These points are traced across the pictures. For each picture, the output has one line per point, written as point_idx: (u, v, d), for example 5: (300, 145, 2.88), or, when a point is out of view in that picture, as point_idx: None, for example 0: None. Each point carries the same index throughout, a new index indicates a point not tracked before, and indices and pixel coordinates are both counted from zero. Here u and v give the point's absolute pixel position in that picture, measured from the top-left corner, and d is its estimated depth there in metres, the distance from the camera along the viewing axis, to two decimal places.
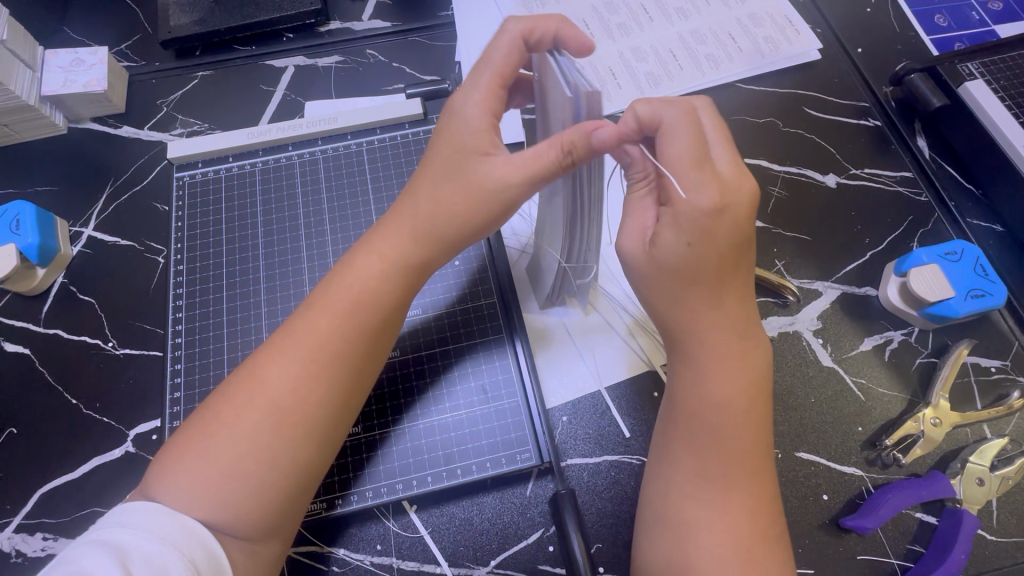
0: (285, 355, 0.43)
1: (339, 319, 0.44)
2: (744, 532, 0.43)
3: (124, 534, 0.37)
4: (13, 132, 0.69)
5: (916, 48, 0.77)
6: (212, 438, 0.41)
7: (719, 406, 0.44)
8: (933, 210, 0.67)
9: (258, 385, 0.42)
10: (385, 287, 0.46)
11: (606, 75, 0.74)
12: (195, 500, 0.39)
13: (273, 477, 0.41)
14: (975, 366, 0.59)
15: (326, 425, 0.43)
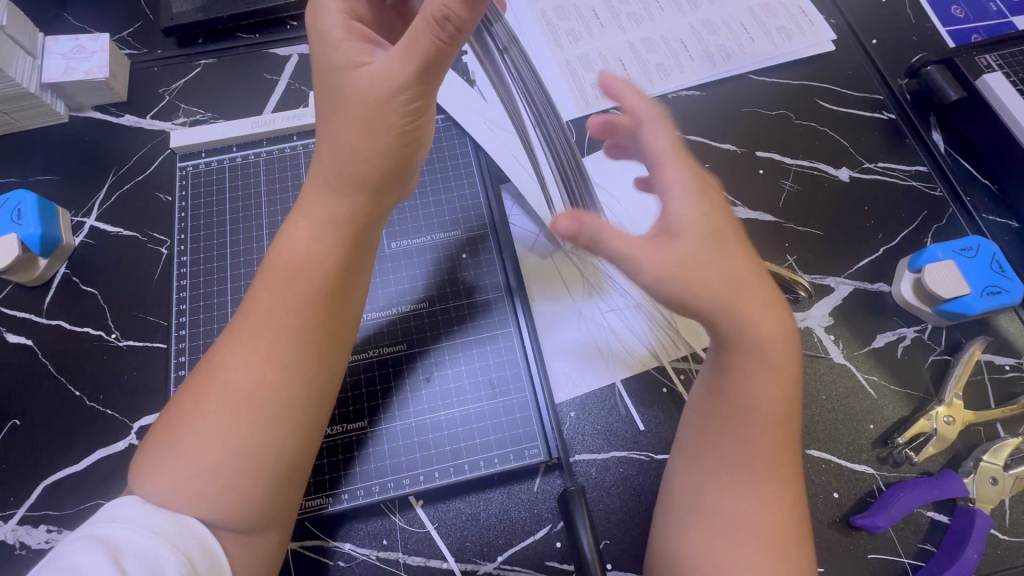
0: (236, 340, 0.42)
1: (284, 290, 0.42)
2: (780, 524, 0.44)
3: (119, 532, 0.37)
4: (13, 120, 0.68)
5: (931, 40, 0.75)
6: (183, 428, 0.40)
7: (765, 400, 0.45)
8: (948, 205, 0.66)
9: (215, 375, 0.41)
10: (331, 253, 0.43)
11: (616, 65, 0.73)
12: (179, 493, 0.38)
13: (250, 465, 0.40)
14: (988, 364, 0.58)
15: (292, 406, 0.41)
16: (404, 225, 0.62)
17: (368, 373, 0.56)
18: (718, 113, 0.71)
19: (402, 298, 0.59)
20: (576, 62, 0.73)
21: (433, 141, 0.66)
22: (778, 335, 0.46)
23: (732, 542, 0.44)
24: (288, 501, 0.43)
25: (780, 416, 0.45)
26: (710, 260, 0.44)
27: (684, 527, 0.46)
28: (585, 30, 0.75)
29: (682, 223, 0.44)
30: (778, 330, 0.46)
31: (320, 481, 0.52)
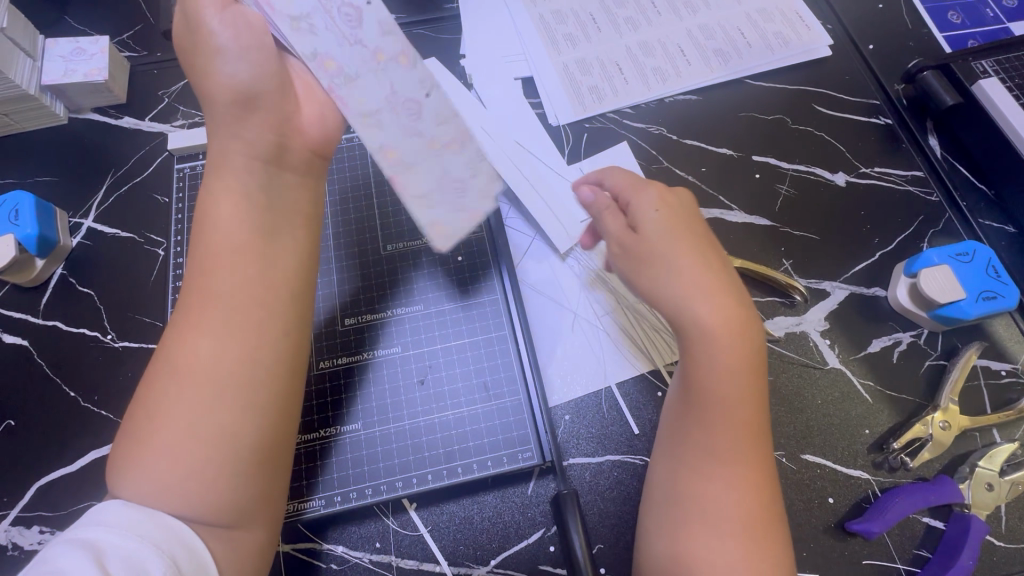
0: (195, 322, 0.42)
1: (216, 260, 0.43)
2: (751, 505, 0.44)
3: (101, 534, 0.36)
4: (13, 122, 0.68)
5: (929, 46, 0.75)
6: (157, 421, 0.40)
7: (723, 381, 0.46)
8: (944, 210, 0.66)
9: (180, 359, 0.41)
10: (248, 225, 0.44)
11: (612, 69, 0.73)
12: (159, 489, 0.38)
13: (223, 456, 0.40)
14: (984, 369, 0.58)
15: (257, 387, 0.42)
16: (400, 229, 0.63)
17: (362, 375, 0.56)
18: (715, 117, 0.71)
19: (395, 299, 0.59)
20: (573, 67, 0.74)
21: None
22: (723, 317, 0.46)
23: (710, 530, 0.44)
24: (268, 497, 0.43)
25: (739, 401, 0.45)
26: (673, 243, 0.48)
27: (663, 515, 0.47)
28: (583, 34, 0.75)
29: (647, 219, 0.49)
30: (722, 312, 0.46)
31: (311, 484, 0.52)
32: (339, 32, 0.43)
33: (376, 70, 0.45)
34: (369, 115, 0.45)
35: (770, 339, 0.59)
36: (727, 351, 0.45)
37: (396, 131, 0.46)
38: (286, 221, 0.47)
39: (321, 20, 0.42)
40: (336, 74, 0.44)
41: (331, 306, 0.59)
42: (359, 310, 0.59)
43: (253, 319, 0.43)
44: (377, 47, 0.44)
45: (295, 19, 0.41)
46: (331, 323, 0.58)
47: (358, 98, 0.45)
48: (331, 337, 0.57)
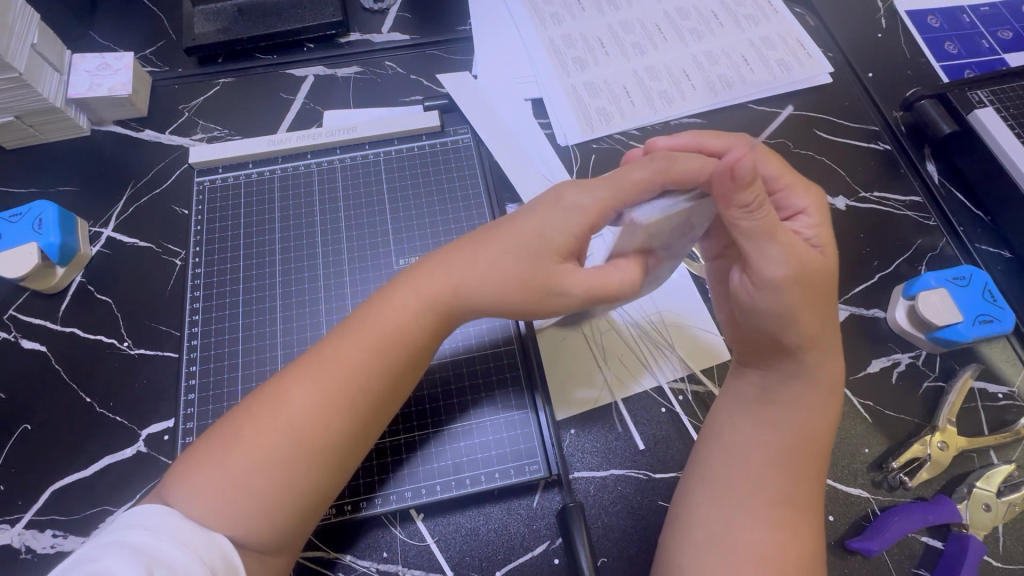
0: (311, 379, 0.45)
1: (367, 345, 0.46)
2: (786, 548, 0.45)
3: (143, 536, 0.38)
4: (37, 133, 0.70)
5: (926, 74, 0.78)
6: (232, 448, 0.43)
7: (794, 436, 0.48)
8: (942, 235, 0.68)
9: (283, 405, 0.44)
10: (411, 321, 0.47)
11: (620, 93, 0.76)
12: (215, 508, 0.41)
13: (290, 503, 0.43)
14: (982, 392, 0.59)
15: (343, 457, 0.45)
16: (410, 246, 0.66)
17: None
18: None
19: None
20: (582, 89, 0.76)
21: (445, 162, 0.70)
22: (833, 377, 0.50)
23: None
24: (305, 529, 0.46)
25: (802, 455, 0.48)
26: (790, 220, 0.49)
27: (701, 559, 0.46)
28: (591, 58, 0.78)
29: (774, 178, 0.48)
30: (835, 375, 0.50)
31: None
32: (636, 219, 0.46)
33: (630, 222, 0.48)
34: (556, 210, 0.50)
35: None
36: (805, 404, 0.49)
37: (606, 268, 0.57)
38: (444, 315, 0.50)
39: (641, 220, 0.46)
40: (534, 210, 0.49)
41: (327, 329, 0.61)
42: None
43: (374, 410, 0.46)
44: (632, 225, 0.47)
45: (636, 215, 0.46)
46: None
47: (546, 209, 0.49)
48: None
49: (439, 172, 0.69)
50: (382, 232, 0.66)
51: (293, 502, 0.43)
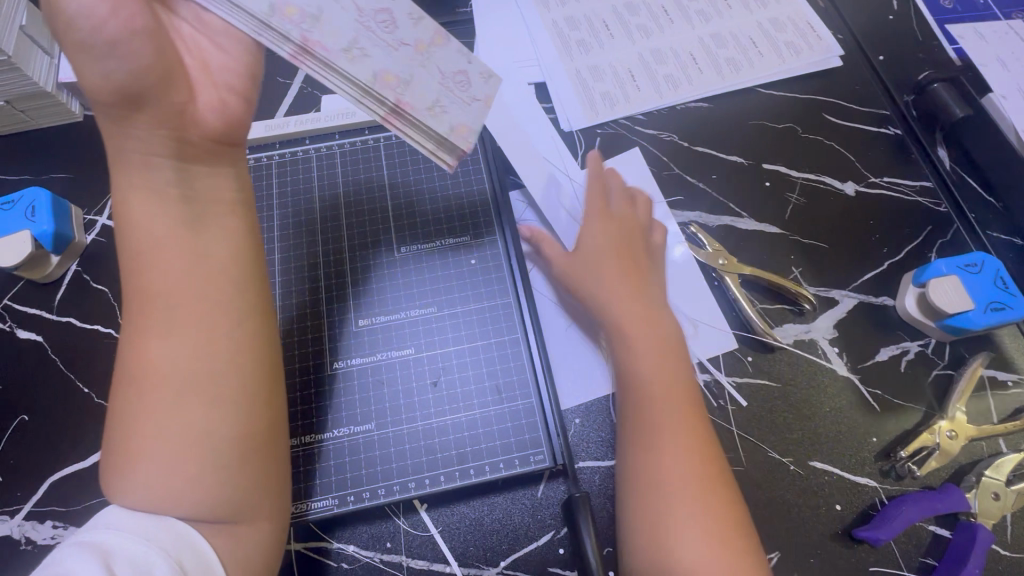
0: (151, 330, 0.43)
1: (181, 263, 0.44)
2: (704, 491, 0.49)
3: (109, 536, 0.40)
4: (28, 118, 0.69)
5: (939, 57, 0.76)
6: (137, 434, 0.42)
7: (653, 369, 0.54)
8: (954, 221, 0.66)
9: (143, 363, 0.43)
10: (167, 227, 0.44)
11: (625, 76, 0.74)
12: (159, 488, 0.41)
13: (199, 449, 0.42)
14: (991, 380, 0.59)
15: (213, 381, 0.43)
16: (411, 233, 0.63)
17: (311, 370, 0.55)
18: (726, 125, 0.72)
19: (322, 294, 0.59)
20: (586, 72, 0.74)
21: None
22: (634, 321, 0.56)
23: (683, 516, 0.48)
24: (262, 491, 0.46)
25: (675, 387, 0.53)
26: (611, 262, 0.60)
27: (632, 498, 0.50)
28: (595, 40, 0.77)
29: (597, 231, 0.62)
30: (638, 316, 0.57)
31: (310, 486, 0.52)
32: (383, 42, 0.47)
33: (421, 62, 0.48)
34: (433, 106, 0.48)
35: (778, 347, 0.60)
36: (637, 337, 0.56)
37: (461, 111, 0.49)
38: (212, 209, 0.46)
39: (367, 41, 0.46)
40: (396, 86, 0.47)
41: (326, 307, 0.58)
42: (371, 311, 0.58)
43: (234, 331, 0.45)
44: (415, 40, 0.47)
45: (348, 50, 0.46)
46: (329, 327, 0.57)
47: (420, 95, 0.48)
48: (314, 342, 0.57)
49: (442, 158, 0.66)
50: (383, 215, 0.63)
51: (209, 453, 0.42)
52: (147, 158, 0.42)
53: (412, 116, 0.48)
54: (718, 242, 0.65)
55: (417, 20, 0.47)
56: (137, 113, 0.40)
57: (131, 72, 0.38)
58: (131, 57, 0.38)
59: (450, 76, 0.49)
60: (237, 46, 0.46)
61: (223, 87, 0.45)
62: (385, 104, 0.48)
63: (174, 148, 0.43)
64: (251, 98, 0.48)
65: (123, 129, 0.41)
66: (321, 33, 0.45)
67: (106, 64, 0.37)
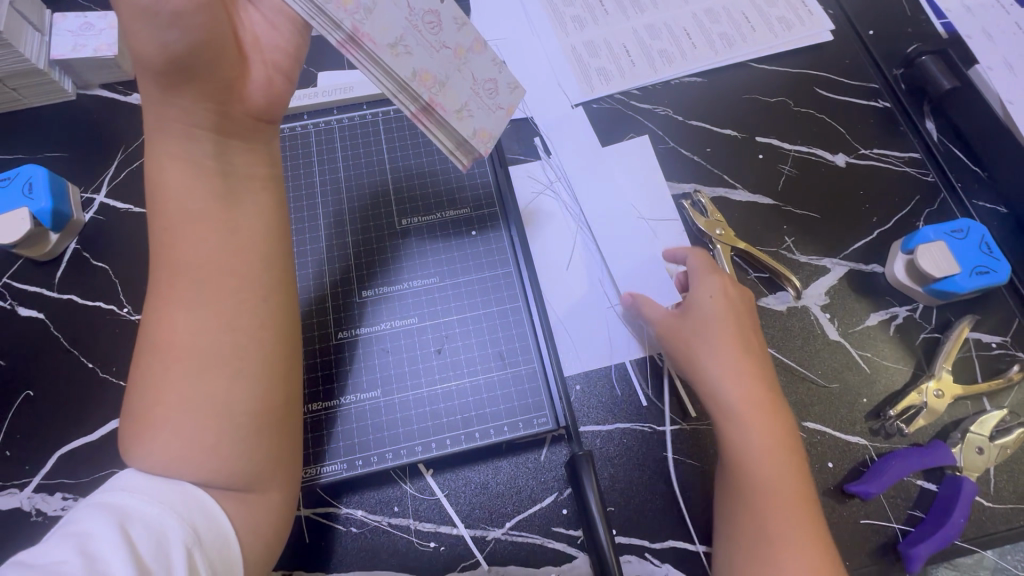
0: (176, 298, 0.44)
1: (207, 235, 0.45)
2: None
3: (124, 498, 0.40)
4: (20, 97, 0.68)
5: (927, 31, 0.77)
6: (157, 400, 0.43)
7: (764, 462, 0.50)
8: (940, 192, 0.68)
9: (166, 329, 0.44)
10: (197, 198, 0.45)
11: (620, 52, 0.75)
12: (174, 451, 0.42)
13: (215, 418, 0.43)
14: (976, 342, 0.61)
15: (230, 350, 0.44)
16: (414, 211, 0.63)
17: (322, 341, 0.56)
18: (721, 99, 0.73)
19: (332, 268, 0.60)
20: (581, 49, 0.75)
21: None
22: (745, 411, 0.52)
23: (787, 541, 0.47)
24: (277, 458, 0.47)
25: (766, 407, 0.52)
26: (722, 339, 0.54)
27: None
28: (590, 17, 0.77)
29: (701, 304, 0.56)
30: (753, 404, 0.52)
31: (317, 451, 0.53)
32: (428, 43, 0.47)
33: (458, 66, 0.49)
34: (462, 110, 0.50)
35: (773, 315, 0.61)
36: (730, 354, 0.54)
37: (485, 117, 0.51)
38: (243, 183, 0.48)
39: (413, 40, 0.47)
40: (433, 85, 0.48)
41: (330, 280, 0.59)
42: (375, 282, 0.59)
43: (256, 306, 0.46)
44: (456, 42, 0.48)
45: (393, 46, 0.46)
46: (335, 299, 0.58)
47: (453, 98, 0.49)
48: (320, 313, 0.57)
49: None
50: (384, 193, 0.64)
51: (228, 428, 0.43)
52: (189, 129, 0.45)
53: (445, 123, 0.50)
54: (718, 213, 0.66)
55: (461, 24, 0.48)
56: (190, 85, 0.43)
57: (189, 44, 0.41)
58: (187, 28, 0.41)
59: (481, 83, 0.50)
60: (289, 26, 0.49)
61: (270, 64, 0.49)
62: (418, 102, 0.49)
63: (217, 122, 0.46)
64: (294, 77, 0.51)
65: (170, 101, 0.44)
66: (371, 25, 0.45)
67: (163, 34, 0.40)
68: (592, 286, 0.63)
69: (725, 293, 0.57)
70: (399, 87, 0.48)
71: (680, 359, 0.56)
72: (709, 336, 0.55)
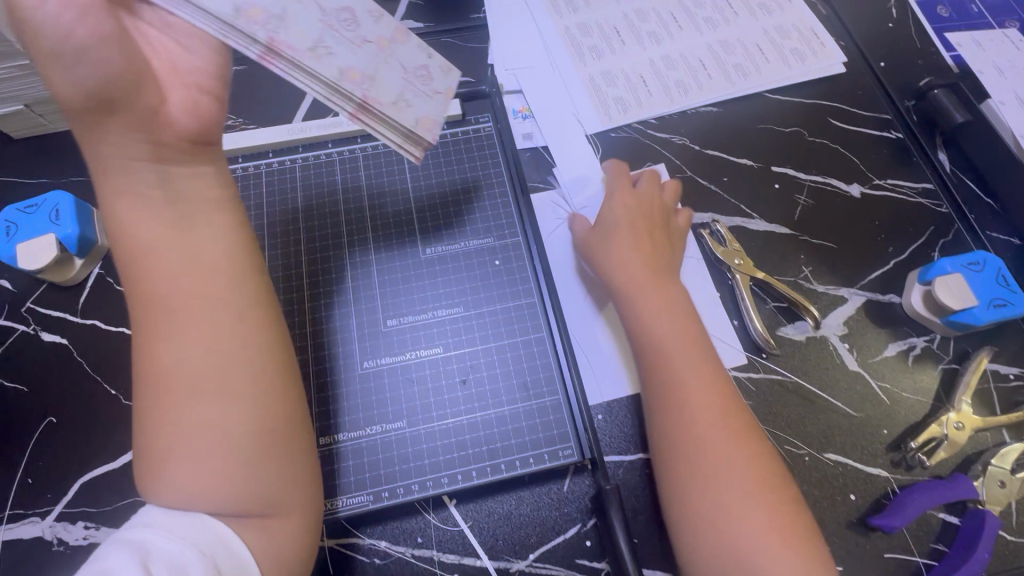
0: (199, 333, 0.44)
1: (177, 270, 0.44)
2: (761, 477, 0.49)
3: (149, 534, 0.40)
4: (46, 122, 0.69)
5: (937, 64, 0.79)
6: (176, 435, 0.42)
7: (675, 342, 0.55)
8: (954, 222, 0.69)
9: (182, 363, 0.43)
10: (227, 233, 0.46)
11: (637, 82, 0.76)
12: (196, 486, 0.41)
13: (249, 452, 0.43)
14: (994, 373, 0.61)
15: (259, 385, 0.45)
16: (402, 236, 0.63)
17: (349, 372, 0.57)
18: (737, 128, 0.74)
19: (360, 297, 0.60)
20: (598, 78, 0.76)
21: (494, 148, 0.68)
22: (656, 289, 0.58)
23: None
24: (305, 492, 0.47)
25: (685, 327, 0.56)
26: (628, 234, 0.62)
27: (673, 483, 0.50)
28: (607, 47, 0.79)
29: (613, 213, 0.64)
30: (663, 286, 0.58)
31: (341, 482, 0.53)
32: (348, 41, 0.50)
33: (383, 58, 0.52)
34: (398, 100, 0.52)
35: (792, 345, 0.62)
36: (626, 248, 0.61)
37: (423, 105, 0.53)
38: (200, 211, 0.46)
39: (331, 40, 0.49)
40: (362, 82, 0.50)
41: (357, 310, 0.59)
42: (400, 311, 0.59)
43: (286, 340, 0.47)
44: (375, 37, 0.52)
45: (313, 49, 0.48)
46: (302, 328, 0.58)
47: (385, 90, 0.52)
48: (347, 342, 0.58)
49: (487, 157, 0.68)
50: (362, 217, 0.64)
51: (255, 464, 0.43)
52: (129, 161, 0.43)
53: (382, 116, 0.51)
54: (737, 242, 0.67)
55: (377, 18, 0.52)
56: (109, 118, 0.41)
57: (103, 77, 0.39)
58: (98, 63, 0.38)
59: (412, 71, 0.53)
60: (204, 48, 0.47)
61: (193, 87, 0.46)
62: (352, 102, 0.51)
63: (152, 152, 0.43)
64: (223, 97, 0.48)
65: (107, 135, 0.41)
66: (285, 33, 0.47)
67: (75, 70, 0.38)
68: (609, 313, 0.63)
69: (626, 197, 0.65)
70: (327, 93, 0.50)
71: (594, 257, 0.63)
72: (618, 233, 0.62)
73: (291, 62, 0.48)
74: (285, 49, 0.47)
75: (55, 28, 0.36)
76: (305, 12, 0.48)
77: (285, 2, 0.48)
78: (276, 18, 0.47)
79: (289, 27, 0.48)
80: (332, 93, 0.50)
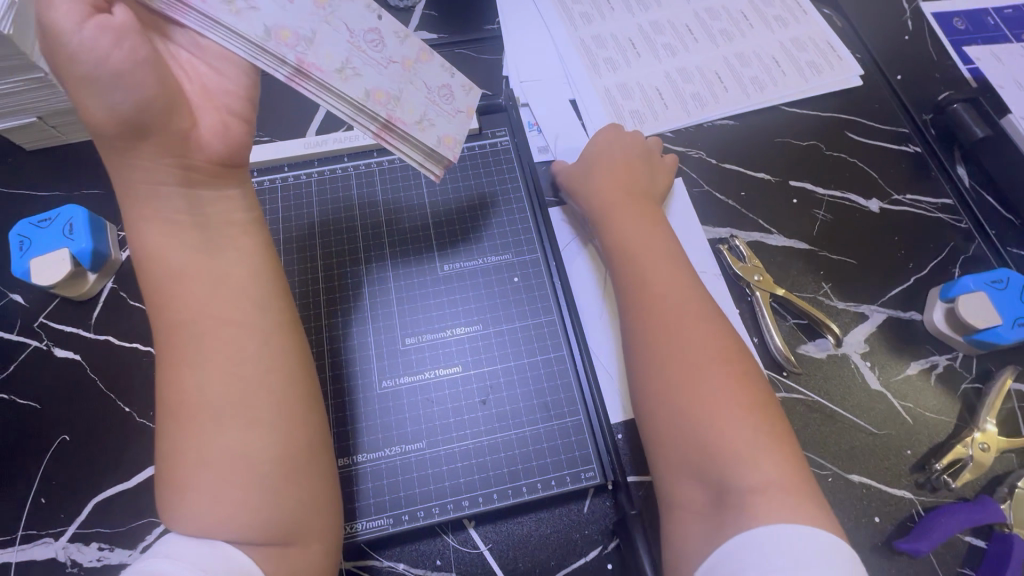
0: (224, 355, 0.43)
1: (200, 291, 0.44)
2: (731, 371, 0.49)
3: (164, 564, 0.38)
4: (60, 134, 0.68)
5: (954, 78, 0.78)
6: (199, 460, 0.41)
7: (648, 250, 0.57)
8: (974, 238, 0.68)
9: (208, 386, 0.42)
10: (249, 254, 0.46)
11: (653, 94, 0.76)
12: (216, 512, 0.40)
13: (271, 478, 0.42)
14: (1018, 392, 0.61)
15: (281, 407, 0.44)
16: (416, 251, 0.63)
17: (370, 392, 0.56)
18: (754, 142, 0.74)
19: (382, 315, 0.59)
20: (614, 90, 0.76)
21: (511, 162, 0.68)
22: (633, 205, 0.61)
23: (748, 464, 0.44)
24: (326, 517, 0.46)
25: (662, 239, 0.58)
26: (611, 157, 0.65)
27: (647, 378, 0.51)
28: (622, 59, 0.78)
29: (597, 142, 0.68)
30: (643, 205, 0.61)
31: (361, 505, 0.52)
32: (374, 61, 0.51)
33: (409, 78, 0.52)
34: (422, 120, 0.53)
35: (812, 363, 0.61)
36: (606, 169, 0.64)
37: (446, 123, 0.54)
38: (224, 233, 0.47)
39: (359, 61, 0.50)
40: (388, 102, 0.51)
41: (378, 328, 0.59)
42: (418, 329, 0.59)
43: None
44: (402, 56, 0.52)
45: (341, 70, 0.49)
46: (318, 345, 0.58)
47: (409, 110, 0.52)
48: (367, 362, 0.57)
49: (505, 171, 0.67)
50: (376, 230, 0.64)
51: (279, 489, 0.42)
52: (154, 187, 0.44)
53: (405, 136, 0.53)
54: (756, 258, 0.66)
55: (403, 38, 0.52)
56: (142, 142, 0.42)
57: (136, 101, 0.40)
58: (132, 88, 0.40)
59: (435, 90, 0.54)
60: (235, 70, 0.48)
61: (223, 109, 0.47)
62: (377, 121, 0.52)
63: (183, 176, 0.44)
64: (251, 118, 0.49)
65: (135, 158, 0.43)
66: (315, 55, 0.48)
67: (111, 96, 0.39)
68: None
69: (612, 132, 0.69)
70: (353, 114, 0.51)
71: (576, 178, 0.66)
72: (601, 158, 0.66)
73: (320, 82, 0.49)
74: (312, 69, 0.48)
75: (91, 54, 0.38)
76: (335, 33, 0.49)
77: (315, 23, 0.48)
78: (307, 40, 0.48)
79: (317, 48, 0.48)
80: (358, 113, 0.51)
